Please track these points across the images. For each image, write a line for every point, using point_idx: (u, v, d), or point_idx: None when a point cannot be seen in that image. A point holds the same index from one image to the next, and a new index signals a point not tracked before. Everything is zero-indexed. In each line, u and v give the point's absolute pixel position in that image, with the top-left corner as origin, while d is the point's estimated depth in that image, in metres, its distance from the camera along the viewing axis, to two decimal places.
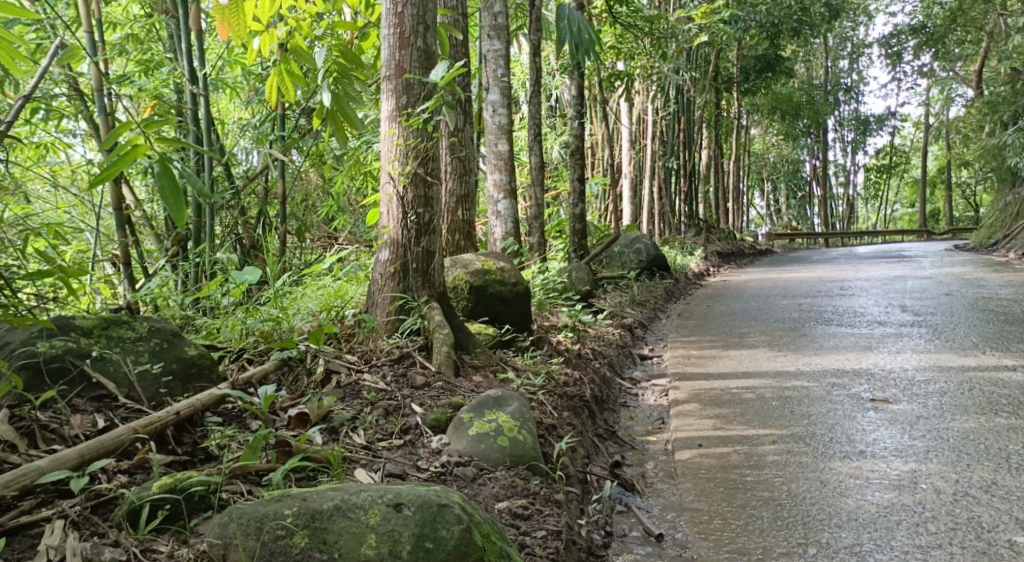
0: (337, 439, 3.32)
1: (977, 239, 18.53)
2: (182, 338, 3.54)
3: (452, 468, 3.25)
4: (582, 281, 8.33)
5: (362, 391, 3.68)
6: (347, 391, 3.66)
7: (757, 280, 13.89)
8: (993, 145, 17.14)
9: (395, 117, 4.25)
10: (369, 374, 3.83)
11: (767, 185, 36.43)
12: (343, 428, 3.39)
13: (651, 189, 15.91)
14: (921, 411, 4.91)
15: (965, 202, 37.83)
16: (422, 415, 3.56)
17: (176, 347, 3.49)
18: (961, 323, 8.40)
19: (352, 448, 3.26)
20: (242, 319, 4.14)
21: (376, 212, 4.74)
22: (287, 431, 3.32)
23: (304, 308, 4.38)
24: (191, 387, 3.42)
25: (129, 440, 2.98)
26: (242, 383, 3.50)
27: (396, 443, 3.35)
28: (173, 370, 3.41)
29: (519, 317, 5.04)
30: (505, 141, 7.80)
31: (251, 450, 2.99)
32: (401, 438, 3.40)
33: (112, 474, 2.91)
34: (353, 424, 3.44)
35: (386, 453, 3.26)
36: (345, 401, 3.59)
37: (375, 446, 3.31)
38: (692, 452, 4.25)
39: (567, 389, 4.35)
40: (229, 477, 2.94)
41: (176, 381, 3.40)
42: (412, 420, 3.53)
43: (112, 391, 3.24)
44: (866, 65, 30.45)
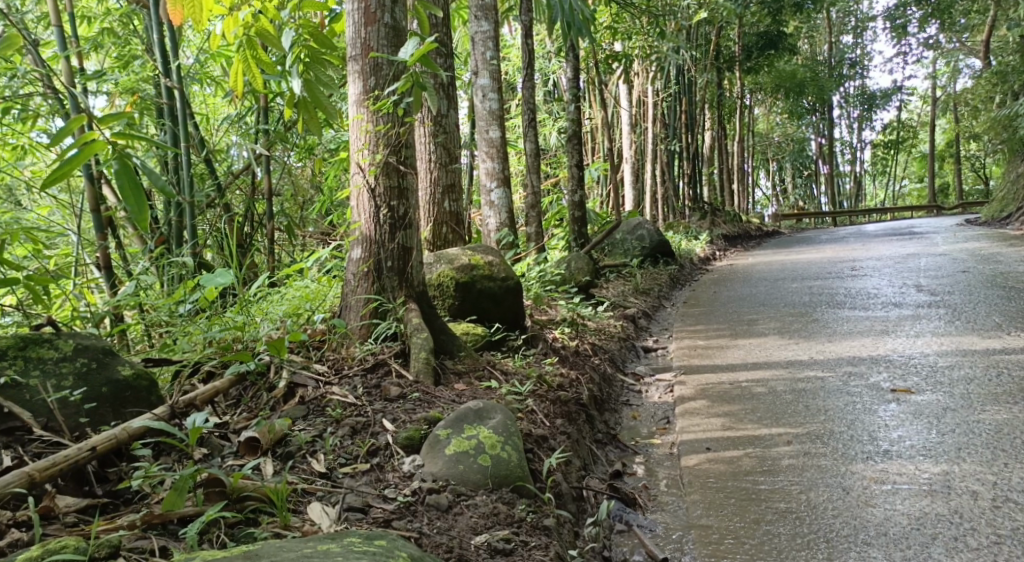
0: (295, 467, 3.01)
1: (989, 212, 18.13)
2: (114, 357, 3.21)
3: (424, 496, 2.93)
4: (582, 271, 7.94)
5: (332, 405, 3.38)
6: (311, 408, 3.36)
7: (767, 262, 13.51)
8: (1006, 115, 16.70)
9: (364, 101, 3.92)
10: (338, 386, 3.52)
11: (772, 164, 35.96)
12: (300, 453, 3.08)
13: (654, 172, 15.53)
14: (948, 402, 4.57)
15: (974, 175, 37.25)
16: (394, 433, 3.23)
17: (107, 367, 3.16)
18: (981, 302, 8.04)
19: (309, 477, 2.95)
20: (203, 328, 3.82)
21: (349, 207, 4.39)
22: (237, 460, 3.03)
23: (271, 314, 4.05)
24: (124, 413, 3.10)
25: (19, 487, 2.59)
26: (183, 403, 3.15)
27: (362, 468, 3.05)
28: (101, 395, 3.08)
29: (510, 314, 4.71)
30: (497, 128, 7.45)
31: (175, 494, 2.65)
32: (367, 462, 3.09)
33: (7, 526, 2.59)
34: (313, 448, 3.13)
35: (348, 482, 2.96)
36: (308, 419, 3.28)
37: (336, 474, 3.01)
38: (700, 456, 3.92)
39: (561, 393, 4.02)
40: (142, 531, 2.61)
41: (105, 406, 3.07)
42: (383, 439, 3.21)
43: (27, 422, 2.93)
44: (871, 40, 29.93)
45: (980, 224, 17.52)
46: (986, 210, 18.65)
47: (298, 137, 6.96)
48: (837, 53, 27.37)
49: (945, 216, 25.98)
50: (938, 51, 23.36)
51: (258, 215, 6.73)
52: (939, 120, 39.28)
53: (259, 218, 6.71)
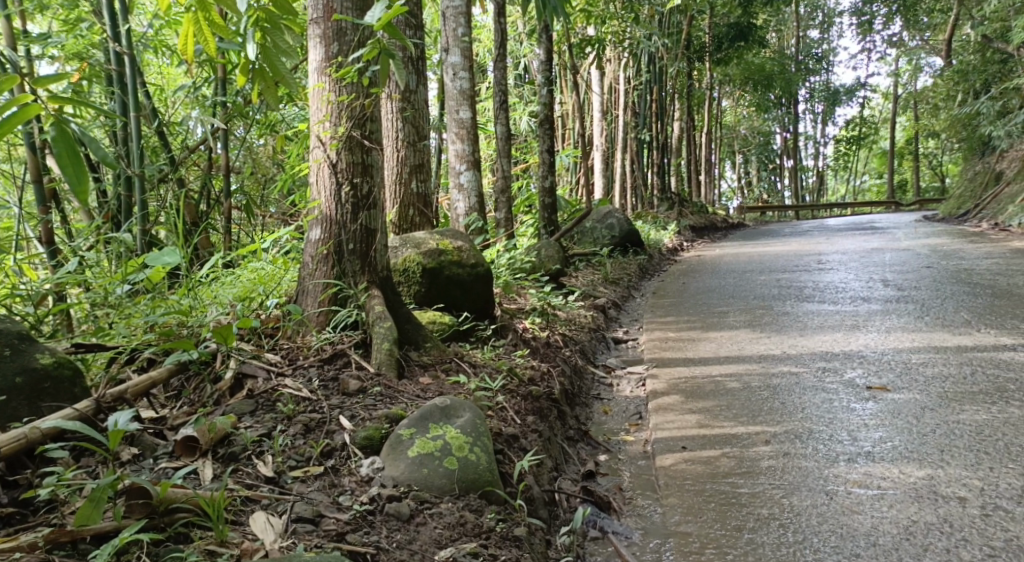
0: (239, 470, 2.75)
1: (946, 209, 18.28)
2: (31, 343, 2.91)
3: (383, 503, 2.69)
4: (552, 259, 7.72)
5: (284, 399, 3.12)
6: (260, 403, 3.10)
7: (734, 254, 13.42)
8: (967, 113, 16.80)
9: (325, 68, 3.64)
10: (292, 379, 3.25)
11: (737, 157, 36.03)
12: (244, 455, 2.82)
13: (623, 161, 15.37)
14: (926, 401, 4.43)
15: (932, 172, 37.74)
16: (351, 432, 2.99)
17: (22, 355, 2.87)
18: (947, 297, 7.98)
19: (253, 483, 2.69)
20: (145, 311, 3.54)
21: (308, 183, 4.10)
22: (173, 461, 2.76)
23: (220, 298, 3.77)
24: (41, 407, 2.81)
25: None
26: (110, 397, 2.89)
27: (314, 472, 2.80)
28: (17, 386, 2.79)
29: (479, 303, 4.47)
30: (468, 108, 7.18)
31: (89, 508, 2.37)
32: (321, 465, 2.84)
33: None
34: (260, 448, 2.87)
35: (299, 489, 2.71)
36: (256, 415, 3.02)
37: (285, 478, 2.75)
38: (676, 455, 3.71)
39: (532, 389, 3.78)
40: (46, 550, 2.34)
41: (19, 400, 2.78)
42: (339, 438, 2.96)
43: None
44: (837, 35, 30.06)
45: (939, 220, 17.65)
46: (944, 207, 18.81)
47: (259, 112, 6.64)
48: (803, 49, 27.43)
49: (905, 212, 26.28)
50: (901, 49, 23.51)
51: (215, 192, 6.42)
52: (901, 118, 39.72)
53: (216, 196, 6.41)
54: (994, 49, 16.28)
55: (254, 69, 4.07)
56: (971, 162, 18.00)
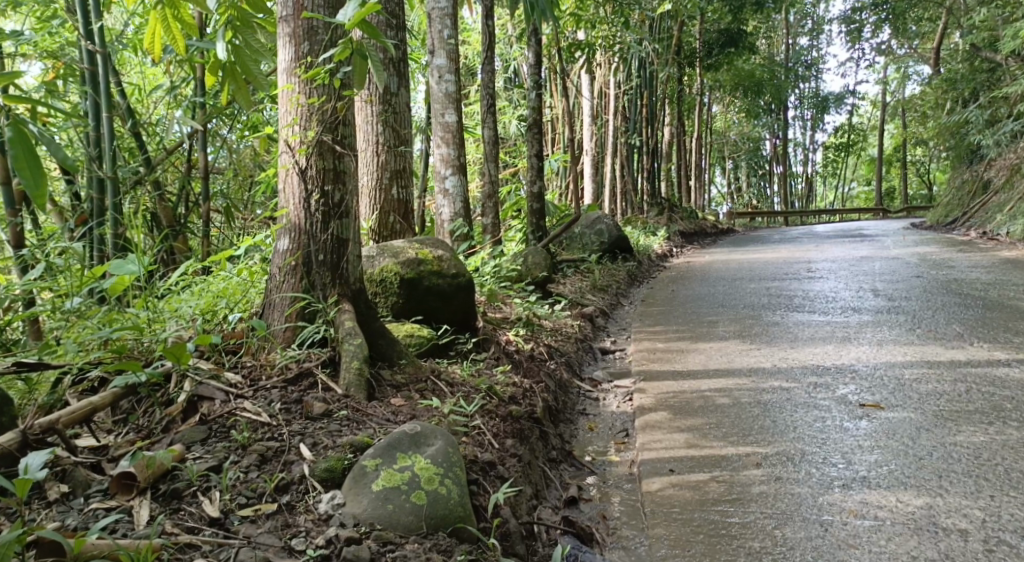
0: (180, 511, 2.55)
1: (936, 216, 18.19)
2: None
3: (341, 546, 2.49)
4: (539, 267, 7.53)
5: (242, 425, 2.92)
6: (215, 430, 2.90)
7: (723, 261, 13.27)
8: (956, 122, 16.73)
9: (295, 69, 3.44)
10: (252, 401, 3.06)
11: (727, 162, 35.97)
12: (187, 492, 2.62)
13: (612, 166, 15.20)
14: (924, 421, 4.26)
15: (921, 179, 37.75)
16: (311, 463, 2.79)
17: None
18: (940, 309, 7.84)
19: (194, 527, 2.50)
20: (99, 325, 3.34)
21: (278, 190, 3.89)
22: (106, 501, 2.56)
23: (181, 311, 3.57)
24: None
25: None
26: (40, 428, 2.66)
27: (266, 511, 2.61)
28: None
29: (459, 315, 4.26)
30: (453, 111, 6.98)
31: None
32: (275, 501, 2.64)
33: None
34: (207, 483, 2.67)
35: (247, 531, 2.51)
36: (208, 444, 2.82)
37: (233, 519, 2.56)
38: (662, 479, 3.54)
39: (512, 408, 3.59)
40: None
41: None
42: (296, 470, 2.76)
43: None
44: (827, 41, 30.00)
45: (928, 228, 17.56)
46: (933, 215, 18.74)
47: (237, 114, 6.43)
48: (793, 55, 27.35)
49: (894, 219, 26.22)
50: (891, 56, 23.45)
51: (193, 196, 6.21)
52: (890, 125, 39.78)
53: (193, 199, 6.19)
54: (984, 57, 16.19)
55: (224, 67, 3.88)
56: (960, 170, 17.92)
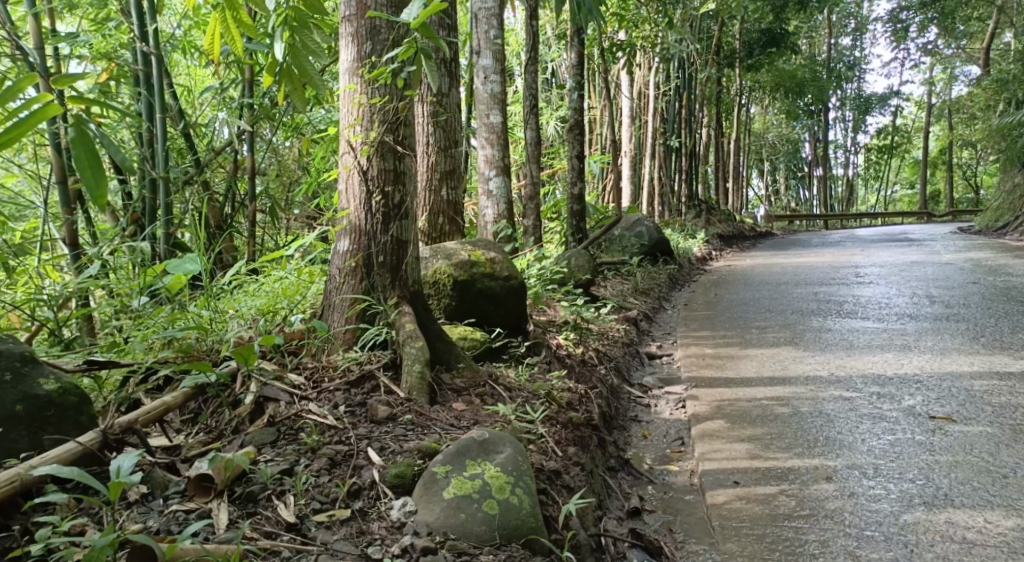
0: (256, 514, 2.52)
1: (985, 221, 17.80)
2: (35, 366, 2.72)
3: (416, 556, 2.43)
4: (583, 269, 7.44)
5: (308, 428, 2.89)
6: (283, 433, 2.87)
7: (766, 264, 13.07)
8: (1007, 125, 16.33)
9: (357, 68, 3.39)
10: (316, 404, 3.03)
11: (764, 164, 35.54)
12: (263, 495, 2.60)
13: (652, 168, 15.04)
14: (996, 436, 4.15)
15: (965, 183, 37.02)
16: (381, 469, 2.74)
17: (26, 379, 2.67)
18: (999, 317, 7.65)
19: (272, 531, 2.46)
20: (164, 325, 3.36)
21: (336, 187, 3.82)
22: (185, 502, 2.53)
23: (243, 311, 3.57)
24: (45, 439, 2.61)
25: None
26: (119, 428, 2.70)
27: (341, 516, 2.56)
28: (17, 415, 2.60)
29: (511, 319, 4.15)
30: (499, 112, 6.92)
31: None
32: (348, 507, 2.60)
33: None
34: (282, 486, 2.64)
35: (323, 537, 2.47)
36: (278, 447, 2.80)
37: (308, 524, 2.52)
38: (727, 492, 3.49)
39: (573, 415, 3.52)
40: None
41: (19, 428, 2.59)
42: (367, 476, 2.72)
43: None
44: (870, 42, 29.52)
45: (975, 232, 17.19)
46: (981, 219, 18.34)
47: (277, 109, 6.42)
48: (835, 56, 26.95)
49: (937, 223, 25.73)
50: (936, 57, 22.99)
51: (239, 195, 6.21)
52: (933, 127, 39.07)
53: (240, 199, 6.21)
54: None
55: (281, 68, 3.85)
56: (1010, 174, 17.50)
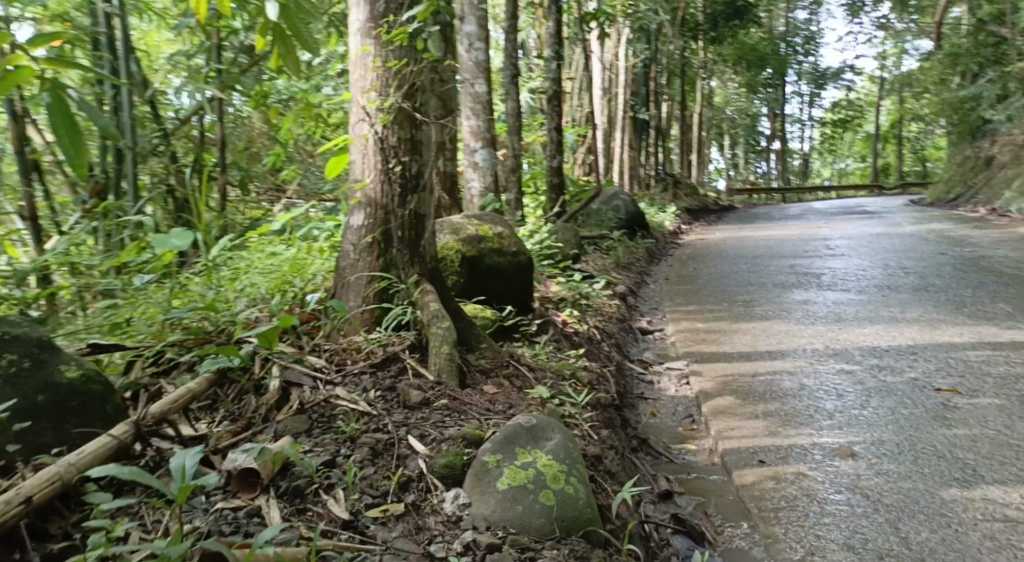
0: (307, 512, 2.36)
1: (937, 193, 18.00)
2: (54, 354, 2.60)
3: (481, 553, 2.33)
4: (569, 244, 7.29)
5: (342, 413, 2.76)
6: (316, 420, 2.72)
7: (737, 238, 13.06)
8: (964, 98, 16.49)
9: (370, 29, 3.26)
10: (344, 388, 2.89)
11: (722, 139, 35.63)
12: (311, 490, 2.43)
13: (621, 141, 14.88)
14: (1007, 408, 4.12)
15: (914, 156, 37.56)
16: (428, 459, 2.63)
17: (46, 368, 2.55)
18: (975, 287, 7.71)
19: (330, 530, 2.30)
20: (164, 306, 3.21)
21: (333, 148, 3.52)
22: (230, 500, 2.36)
23: (251, 290, 3.42)
24: (67, 427, 2.48)
25: None
26: (152, 419, 2.53)
27: (396, 511, 2.43)
28: (41, 406, 2.46)
29: (521, 295, 4.03)
30: (484, 82, 6.70)
31: None
32: (400, 501, 2.47)
33: None
34: (329, 480, 2.48)
35: (384, 536, 2.33)
36: (314, 436, 2.64)
37: (363, 521, 2.37)
38: (755, 471, 3.46)
39: (601, 396, 3.45)
40: None
41: (43, 420, 2.45)
42: (414, 467, 2.60)
43: None
44: (825, 17, 29.62)
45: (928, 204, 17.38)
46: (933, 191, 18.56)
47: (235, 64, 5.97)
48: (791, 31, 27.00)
49: (889, 196, 26.07)
50: (889, 31, 23.15)
51: (207, 167, 5.87)
52: (884, 101, 39.54)
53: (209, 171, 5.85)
54: (987, 32, 15.96)
55: (271, 29, 3.47)
56: (962, 148, 17.69)
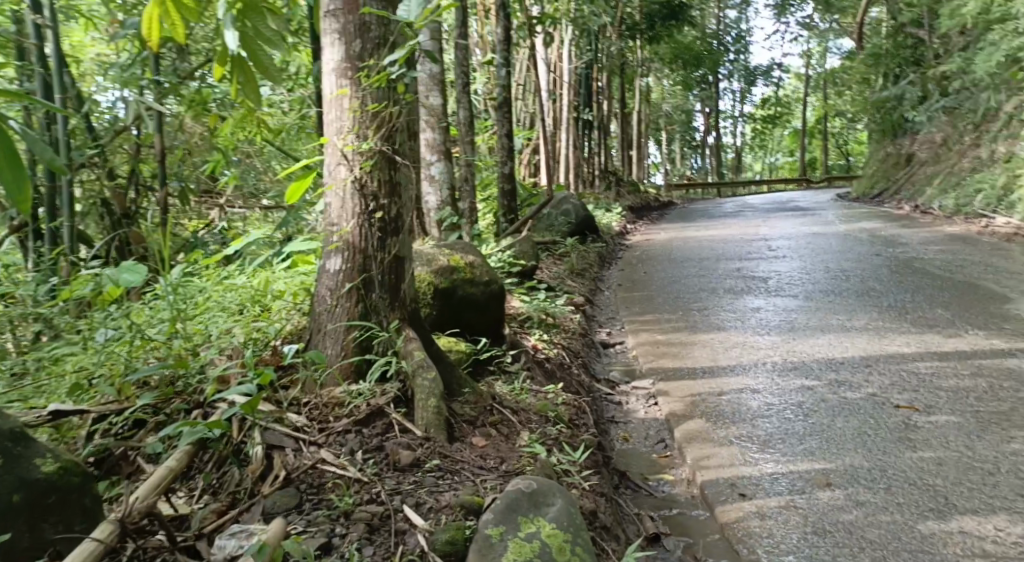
0: None
1: (858, 190, 18.19)
2: (29, 445, 2.50)
3: None
4: (528, 255, 7.22)
5: (331, 482, 2.90)
6: (306, 493, 2.85)
7: (681, 238, 13.13)
8: (886, 97, 16.81)
9: (347, 71, 3.40)
10: (328, 450, 3.05)
11: (659, 135, 35.85)
12: None
13: (567, 141, 14.83)
14: (963, 425, 4.14)
15: (841, 150, 38.34)
16: (429, 535, 2.70)
17: (23, 463, 2.46)
18: (915, 289, 7.59)
19: None
20: (132, 364, 3.31)
21: (298, 184, 3.62)
22: None
23: (222, 343, 3.53)
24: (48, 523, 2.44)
25: None
26: (138, 516, 2.51)
27: None
28: (19, 507, 2.40)
29: (492, 324, 4.20)
30: (438, 93, 6.55)
31: None
32: None
33: None
34: None
35: None
36: (304, 514, 2.76)
37: None
38: (739, 506, 3.52)
39: (586, 440, 3.69)
40: None
41: (21, 522, 2.40)
42: (413, 543, 2.68)
43: None
44: (755, 14, 29.96)
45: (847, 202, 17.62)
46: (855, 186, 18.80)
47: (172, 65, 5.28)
48: (723, 28, 27.26)
49: (819, 190, 26.55)
50: (816, 30, 23.57)
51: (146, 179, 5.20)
52: (812, 96, 40.28)
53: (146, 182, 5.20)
54: (907, 32, 16.27)
55: (229, 56, 3.33)
56: (881, 146, 17.90)
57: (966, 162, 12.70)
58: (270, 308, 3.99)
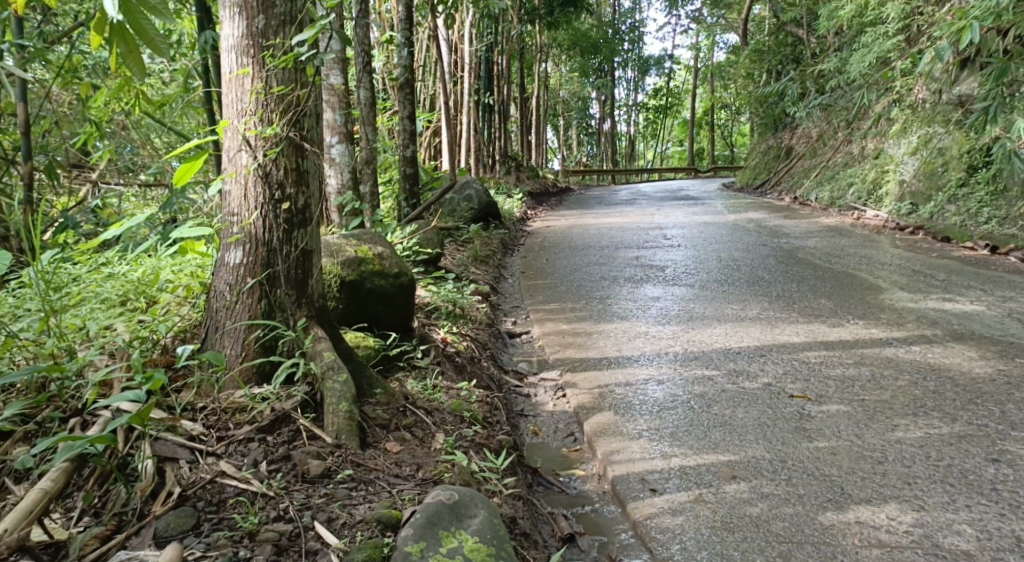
0: None
1: (742, 178, 18.69)
2: None
3: None
4: (431, 242, 7.07)
5: (232, 499, 2.75)
6: (205, 511, 2.70)
7: (580, 225, 13.20)
8: (767, 93, 17.26)
9: (248, 48, 3.25)
10: (228, 463, 2.90)
11: (556, 121, 36.00)
12: None
13: (468, 125, 14.68)
14: (853, 413, 4.22)
15: (727, 141, 39.36)
16: (342, 552, 2.60)
17: None
18: (799, 280, 7.66)
19: None
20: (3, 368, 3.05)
21: (186, 167, 3.40)
22: None
23: (104, 343, 3.31)
24: None
25: None
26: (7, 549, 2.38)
27: None
28: None
29: (401, 317, 4.12)
30: (340, 72, 6.32)
31: None
32: None
33: None
34: None
35: None
36: (202, 535, 2.61)
37: None
38: (651, 503, 3.49)
39: (502, 439, 3.58)
40: None
41: None
42: None
43: None
44: (648, 5, 30.37)
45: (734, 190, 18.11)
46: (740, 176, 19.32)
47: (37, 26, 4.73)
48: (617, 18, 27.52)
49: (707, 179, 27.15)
50: (704, 24, 24.03)
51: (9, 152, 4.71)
52: (700, 88, 41.19)
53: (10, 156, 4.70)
54: (786, 28, 16.75)
55: (108, 24, 2.84)
56: (766, 137, 18.49)
57: (841, 157, 13.18)
58: (157, 300, 3.74)
